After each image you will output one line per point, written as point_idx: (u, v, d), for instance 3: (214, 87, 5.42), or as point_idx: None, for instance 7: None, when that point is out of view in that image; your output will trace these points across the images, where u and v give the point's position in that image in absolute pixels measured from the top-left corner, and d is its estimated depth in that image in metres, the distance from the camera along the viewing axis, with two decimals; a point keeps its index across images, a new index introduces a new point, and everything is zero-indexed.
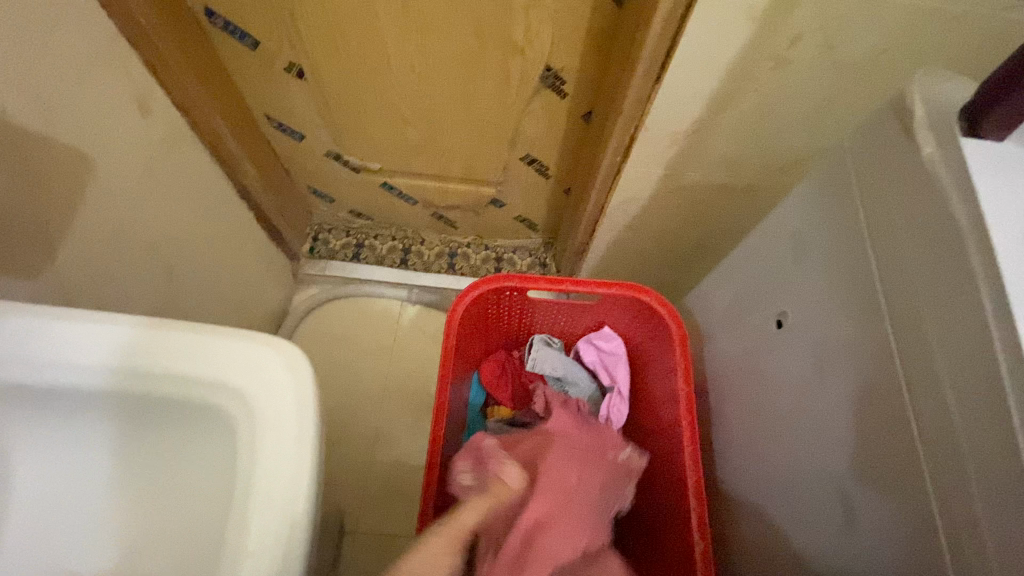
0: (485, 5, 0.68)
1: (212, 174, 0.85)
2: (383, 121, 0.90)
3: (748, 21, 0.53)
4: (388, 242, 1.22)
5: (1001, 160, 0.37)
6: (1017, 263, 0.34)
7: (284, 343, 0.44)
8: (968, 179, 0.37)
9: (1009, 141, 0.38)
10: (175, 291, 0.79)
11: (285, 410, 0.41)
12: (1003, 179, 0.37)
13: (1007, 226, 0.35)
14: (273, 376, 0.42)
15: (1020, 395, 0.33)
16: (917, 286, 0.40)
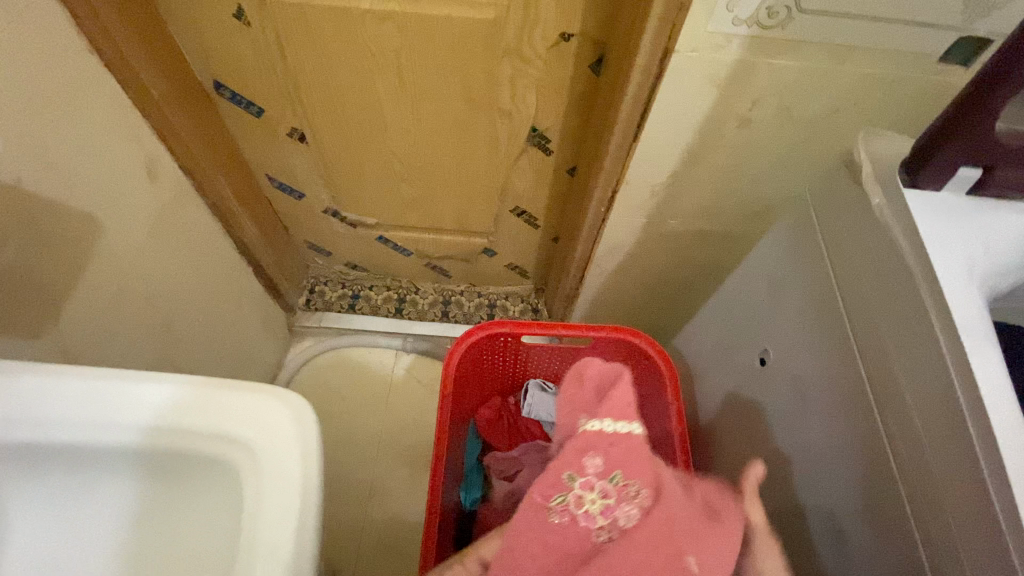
0: (474, 73, 0.73)
1: (212, 232, 0.88)
2: (378, 179, 0.95)
3: (711, 88, 0.57)
4: (383, 292, 1.25)
5: (944, 208, 0.39)
6: (968, 308, 0.36)
7: (287, 391, 0.41)
8: (914, 228, 0.39)
9: (946, 191, 0.40)
10: (172, 345, 0.81)
11: (289, 462, 0.38)
12: (949, 229, 0.38)
13: (955, 275, 0.37)
14: (278, 427, 0.39)
15: (984, 438, 0.33)
16: (882, 327, 0.41)
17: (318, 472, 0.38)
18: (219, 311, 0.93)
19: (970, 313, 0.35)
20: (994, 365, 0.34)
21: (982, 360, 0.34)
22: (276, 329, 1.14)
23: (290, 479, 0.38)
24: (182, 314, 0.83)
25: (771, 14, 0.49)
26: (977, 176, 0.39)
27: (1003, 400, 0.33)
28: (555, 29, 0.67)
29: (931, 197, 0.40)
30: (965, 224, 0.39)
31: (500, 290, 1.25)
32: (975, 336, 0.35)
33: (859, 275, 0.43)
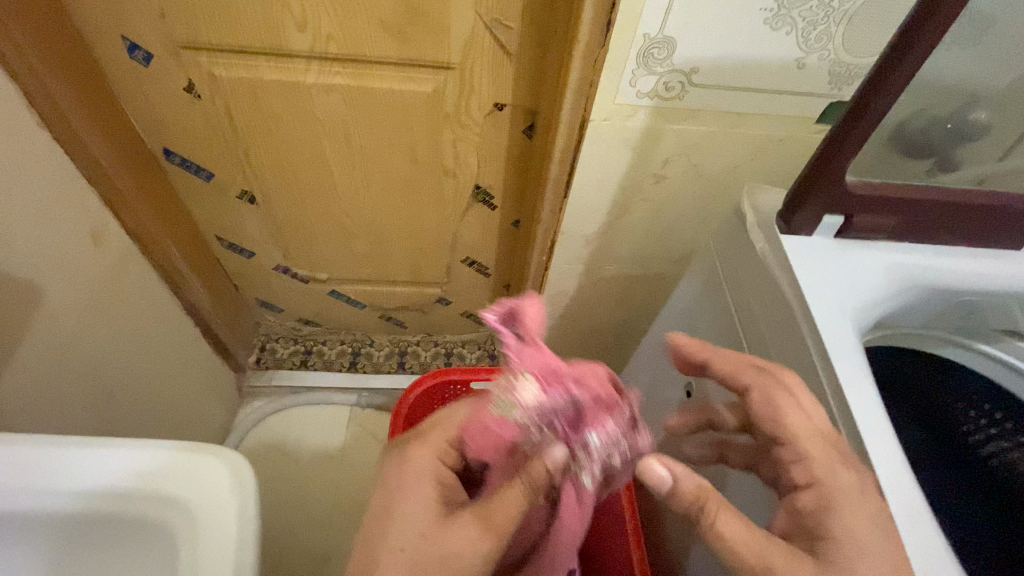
0: (419, 139, 0.79)
1: (158, 294, 0.88)
2: (329, 236, 0.97)
3: (627, 150, 0.64)
4: (337, 346, 1.24)
5: (814, 250, 0.46)
6: (835, 337, 0.42)
7: (226, 449, 0.41)
8: (791, 269, 0.45)
9: (816, 236, 0.46)
10: (114, 412, 0.78)
11: (225, 523, 0.39)
12: (818, 268, 0.45)
13: (823, 308, 0.43)
14: (216, 487, 0.40)
15: (860, 452, 0.38)
16: (777, 356, 0.46)
17: (255, 530, 0.38)
18: (165, 374, 0.91)
19: (838, 343, 0.42)
20: (857, 387, 0.40)
21: (850, 383, 0.40)
22: (225, 389, 1.12)
23: (226, 539, 0.38)
24: (127, 379, 0.81)
25: (669, 88, 0.57)
26: (842, 222, 0.45)
27: (866, 416, 0.39)
28: (489, 99, 0.74)
29: (803, 241, 0.46)
30: (832, 264, 0.46)
31: (456, 339, 1.28)
32: (843, 364, 0.41)
33: (755, 310, 0.49)
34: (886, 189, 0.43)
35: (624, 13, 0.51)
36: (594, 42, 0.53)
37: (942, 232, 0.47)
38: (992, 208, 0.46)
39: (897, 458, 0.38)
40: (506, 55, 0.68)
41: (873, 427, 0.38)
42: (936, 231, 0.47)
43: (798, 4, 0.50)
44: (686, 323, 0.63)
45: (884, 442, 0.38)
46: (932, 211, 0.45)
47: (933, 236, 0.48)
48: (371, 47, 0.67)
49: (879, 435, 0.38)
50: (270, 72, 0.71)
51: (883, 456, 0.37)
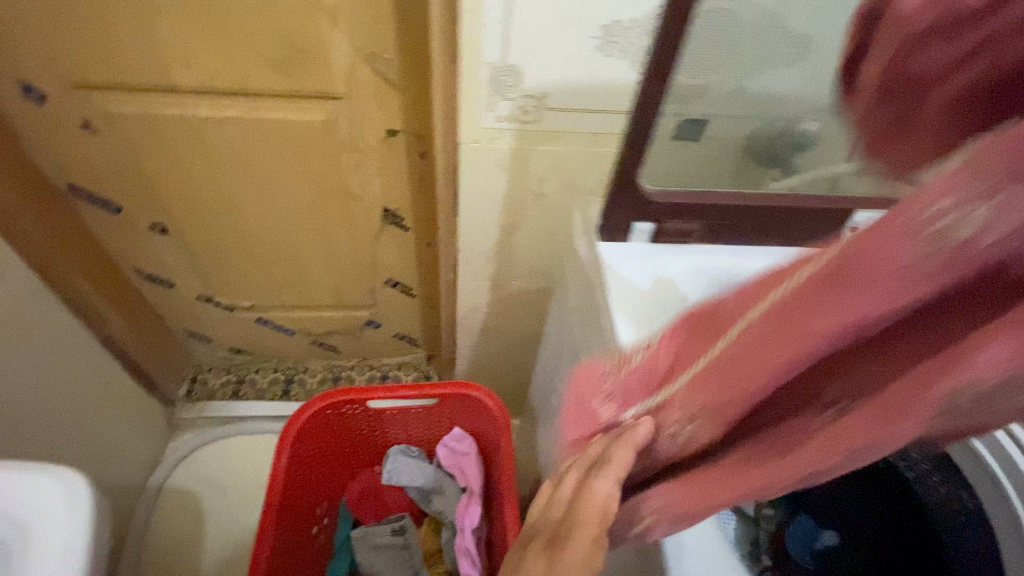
0: (319, 166, 0.82)
1: (71, 327, 0.87)
2: (246, 263, 0.99)
3: (502, 169, 0.68)
4: (270, 374, 1.24)
5: (630, 255, 0.49)
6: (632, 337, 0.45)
7: (64, 468, 0.42)
8: (603, 273, 0.48)
9: (635, 243, 0.50)
10: (26, 449, 0.76)
11: (55, 540, 0.40)
12: (629, 274, 0.48)
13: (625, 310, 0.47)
14: (48, 508, 0.41)
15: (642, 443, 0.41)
16: (602, 358, 0.49)
17: (85, 546, 0.40)
18: (84, 409, 0.89)
19: (635, 354, 0.44)
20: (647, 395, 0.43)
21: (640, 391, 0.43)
22: (152, 423, 1.09)
23: (53, 557, 0.39)
24: (39, 416, 0.79)
25: (526, 112, 0.61)
26: (655, 227, 0.47)
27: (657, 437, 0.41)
28: (382, 126, 0.77)
29: (623, 247, 0.49)
30: (648, 274, 0.48)
31: (392, 361, 1.28)
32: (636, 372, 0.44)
33: (592, 317, 0.52)
34: (684, 196, 0.47)
35: (467, 43, 0.55)
36: (448, 71, 0.57)
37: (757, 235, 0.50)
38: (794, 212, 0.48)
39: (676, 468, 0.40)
40: (389, 85, 0.71)
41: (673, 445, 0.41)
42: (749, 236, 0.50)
43: (626, 32, 0.54)
44: (568, 334, 0.65)
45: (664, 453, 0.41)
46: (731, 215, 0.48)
47: (745, 239, 0.50)
48: (259, 80, 0.71)
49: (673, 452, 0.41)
50: (164, 108, 0.74)
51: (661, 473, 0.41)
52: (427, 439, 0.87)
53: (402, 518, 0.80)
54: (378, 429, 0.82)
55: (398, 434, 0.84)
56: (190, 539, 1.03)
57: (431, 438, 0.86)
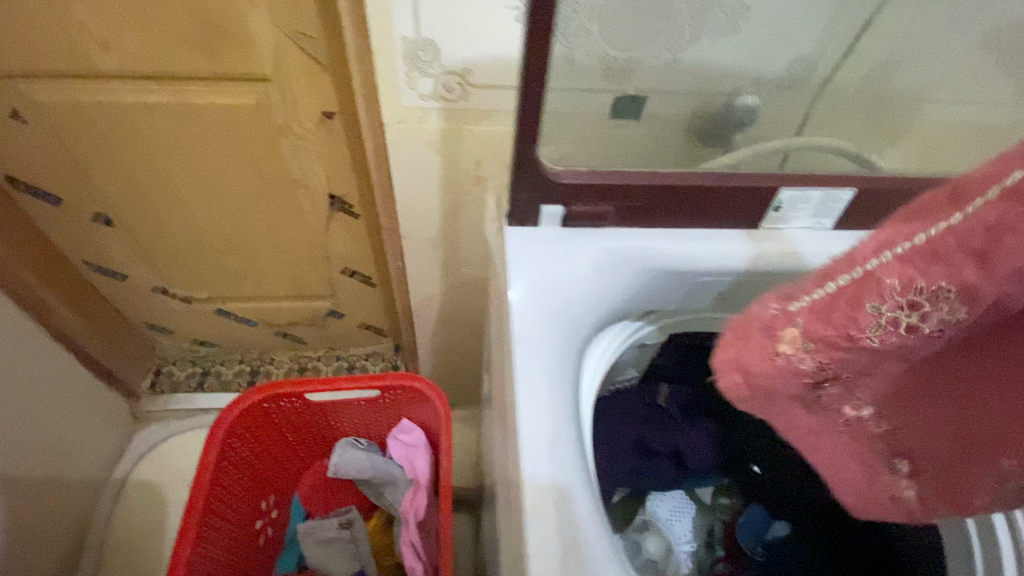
0: (258, 151, 0.79)
1: (18, 320, 0.85)
2: (198, 253, 0.96)
3: (434, 151, 0.65)
4: (236, 365, 1.23)
5: (535, 242, 0.46)
6: (531, 329, 0.43)
7: None
8: (506, 262, 0.45)
9: (542, 227, 0.47)
10: None
11: None
12: (532, 263, 0.45)
13: (525, 302, 0.44)
14: None
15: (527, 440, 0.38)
16: (503, 352, 0.46)
17: None
18: (39, 403, 0.87)
19: (530, 347, 0.42)
20: (540, 403, 0.40)
21: (532, 395, 0.40)
22: (117, 417, 1.07)
23: None
24: None
25: (449, 89, 0.58)
26: (562, 211, 0.46)
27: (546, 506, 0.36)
28: (316, 109, 0.74)
29: (529, 232, 0.47)
30: (556, 262, 0.45)
31: (360, 351, 1.26)
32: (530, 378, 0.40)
33: (501, 308, 0.49)
34: (589, 175, 0.44)
35: (374, 17, 0.52)
36: (361, 46, 0.54)
37: (673, 217, 0.48)
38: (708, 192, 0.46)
39: (557, 538, 0.35)
40: (318, 64, 0.68)
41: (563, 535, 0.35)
42: (664, 218, 0.48)
43: None
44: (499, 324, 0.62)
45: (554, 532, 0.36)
46: (642, 198, 0.46)
47: (660, 223, 0.48)
48: (183, 62, 0.68)
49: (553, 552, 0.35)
50: (89, 94, 0.71)
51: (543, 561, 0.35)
52: (376, 432, 0.85)
53: (349, 510, 0.79)
54: (324, 422, 0.80)
55: (346, 427, 0.83)
56: (154, 535, 1.00)
57: (382, 430, 0.84)
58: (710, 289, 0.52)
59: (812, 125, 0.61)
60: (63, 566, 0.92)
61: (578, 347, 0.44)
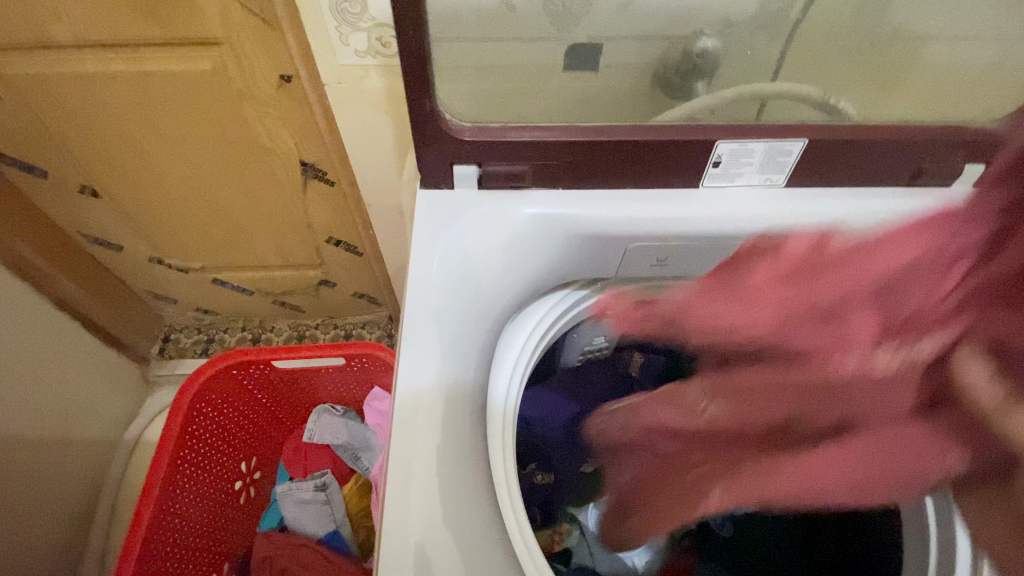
0: (224, 120, 0.79)
1: (18, 291, 0.89)
2: (186, 223, 0.98)
3: (381, 113, 0.63)
4: (238, 332, 1.27)
5: (444, 203, 0.49)
6: (431, 285, 0.46)
7: None
8: (414, 220, 0.48)
9: (456, 189, 0.50)
10: None
11: None
12: (439, 222, 0.48)
13: (429, 259, 0.47)
14: None
15: (413, 401, 0.41)
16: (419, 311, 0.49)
17: None
18: (44, 368, 0.92)
19: (427, 301, 0.45)
20: (422, 336, 0.43)
21: (414, 327, 0.44)
22: (126, 380, 1.12)
23: None
24: None
25: (385, 44, 0.55)
26: (476, 171, 0.48)
27: (406, 419, 0.41)
28: (273, 73, 0.72)
29: (442, 194, 0.49)
30: (459, 216, 0.48)
31: (356, 320, 1.28)
32: (413, 313, 0.44)
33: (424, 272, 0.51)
34: (496, 134, 0.46)
35: None
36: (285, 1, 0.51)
37: (590, 178, 0.49)
38: (619, 150, 0.47)
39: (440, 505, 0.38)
40: (266, 24, 0.66)
41: (416, 449, 0.40)
42: (580, 179, 0.49)
43: None
44: None
45: (410, 451, 0.40)
46: (552, 154, 0.47)
47: (576, 183, 0.49)
48: (134, 29, 0.67)
49: (410, 469, 0.39)
50: (51, 66, 0.71)
51: (400, 471, 0.39)
52: (354, 400, 0.87)
53: (325, 475, 0.80)
54: (300, 389, 0.82)
55: (324, 394, 0.85)
56: None
57: (360, 396, 0.86)
58: (646, 255, 0.52)
59: (788, 70, 0.54)
60: (80, 517, 0.98)
61: (475, 294, 0.47)
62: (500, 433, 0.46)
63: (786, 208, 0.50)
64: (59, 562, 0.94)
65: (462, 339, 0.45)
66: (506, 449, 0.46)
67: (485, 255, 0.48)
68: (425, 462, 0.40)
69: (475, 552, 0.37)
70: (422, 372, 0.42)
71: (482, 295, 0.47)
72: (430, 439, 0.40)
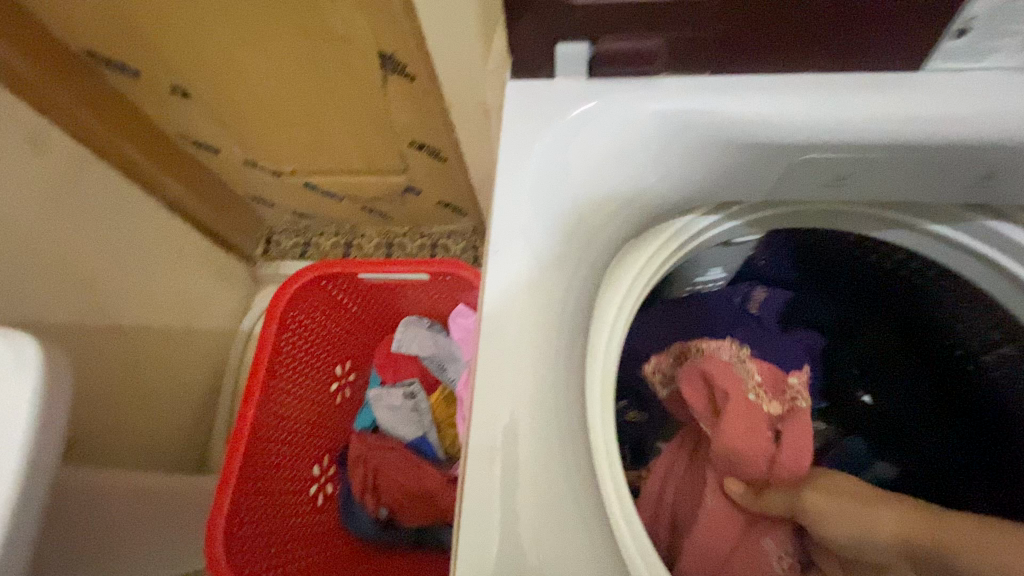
0: (296, 5, 0.70)
1: (129, 191, 0.94)
2: (273, 124, 0.95)
3: None
4: (331, 238, 1.29)
5: (532, 96, 0.44)
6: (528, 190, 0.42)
7: (28, 350, 0.45)
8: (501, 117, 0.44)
9: (554, 81, 0.45)
10: (103, 299, 0.87)
11: (10, 421, 0.42)
12: (529, 118, 0.44)
13: (519, 162, 0.43)
14: (15, 386, 0.43)
15: (508, 325, 0.39)
16: None
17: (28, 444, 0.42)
18: (159, 265, 0.99)
19: (524, 208, 0.41)
20: (512, 256, 0.40)
21: (506, 243, 0.40)
22: (236, 278, 1.20)
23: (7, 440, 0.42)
24: (110, 271, 0.89)
25: None
26: (589, 50, 0.43)
27: (491, 341, 0.38)
28: None
29: (533, 86, 0.45)
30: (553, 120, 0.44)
31: (441, 230, 1.25)
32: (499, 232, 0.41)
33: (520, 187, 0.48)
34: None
35: None
36: None
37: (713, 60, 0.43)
38: (759, 29, 0.40)
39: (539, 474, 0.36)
40: None
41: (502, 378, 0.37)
42: (708, 62, 0.43)
43: None
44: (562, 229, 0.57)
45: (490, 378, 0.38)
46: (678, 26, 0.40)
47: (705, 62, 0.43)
48: None
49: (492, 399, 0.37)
50: None
51: (486, 395, 0.37)
52: (439, 314, 0.85)
53: (413, 383, 0.81)
54: (387, 300, 0.81)
55: (410, 307, 0.84)
56: None
57: (447, 310, 0.83)
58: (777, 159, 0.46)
59: None
60: (206, 396, 1.11)
61: (574, 204, 0.44)
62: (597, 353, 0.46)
63: (965, 100, 0.42)
64: (193, 430, 1.09)
65: (559, 245, 0.42)
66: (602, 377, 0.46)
67: (584, 167, 0.44)
68: (510, 388, 0.37)
69: (561, 477, 0.36)
70: (511, 294, 0.39)
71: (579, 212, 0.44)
72: (524, 369, 0.38)
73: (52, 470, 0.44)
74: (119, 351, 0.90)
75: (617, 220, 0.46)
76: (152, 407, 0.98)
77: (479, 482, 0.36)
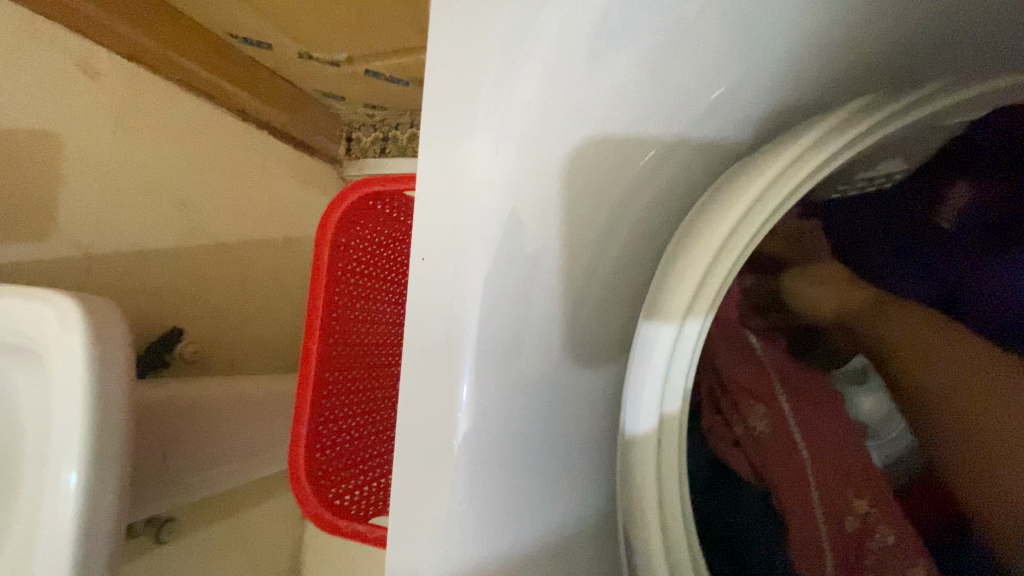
0: None
1: (195, 106, 0.92)
2: (311, 7, 0.81)
3: None
4: (408, 129, 1.17)
5: None
6: (497, 54, 0.40)
7: (83, 328, 0.45)
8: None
9: None
10: (196, 220, 0.92)
11: (71, 397, 0.44)
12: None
13: (459, 29, 0.41)
14: (73, 364, 0.44)
15: (502, 230, 0.42)
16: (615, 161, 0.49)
17: (87, 420, 0.44)
18: (243, 181, 1.00)
19: (486, 80, 0.40)
20: (448, 248, 0.40)
21: (472, 126, 0.40)
22: (324, 181, 1.18)
23: (71, 416, 0.44)
24: (196, 194, 0.92)
25: None
26: None
27: (452, 249, 0.40)
28: None
29: None
30: (484, 69, 0.40)
31: None
32: (433, 209, 0.41)
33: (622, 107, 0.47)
34: None
35: None
36: None
37: None
38: None
39: (487, 387, 0.42)
40: None
41: (443, 375, 0.40)
42: None
43: None
44: (611, 121, 0.47)
45: (431, 375, 0.40)
46: None
47: None
48: None
49: (440, 391, 0.40)
50: None
51: (453, 301, 0.40)
52: None
53: None
54: None
55: None
56: None
57: None
58: None
59: None
60: None
61: (557, 64, 0.41)
62: (682, 286, 0.50)
63: None
64: None
65: (537, 121, 0.42)
66: (690, 297, 0.50)
67: (548, 86, 0.42)
68: (471, 289, 0.40)
69: (506, 368, 0.44)
70: (462, 284, 0.40)
71: (558, 74, 0.42)
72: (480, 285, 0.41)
73: (120, 425, 0.47)
74: (222, 265, 0.97)
75: (608, 100, 0.46)
76: (270, 313, 1.07)
77: (443, 392, 0.40)
